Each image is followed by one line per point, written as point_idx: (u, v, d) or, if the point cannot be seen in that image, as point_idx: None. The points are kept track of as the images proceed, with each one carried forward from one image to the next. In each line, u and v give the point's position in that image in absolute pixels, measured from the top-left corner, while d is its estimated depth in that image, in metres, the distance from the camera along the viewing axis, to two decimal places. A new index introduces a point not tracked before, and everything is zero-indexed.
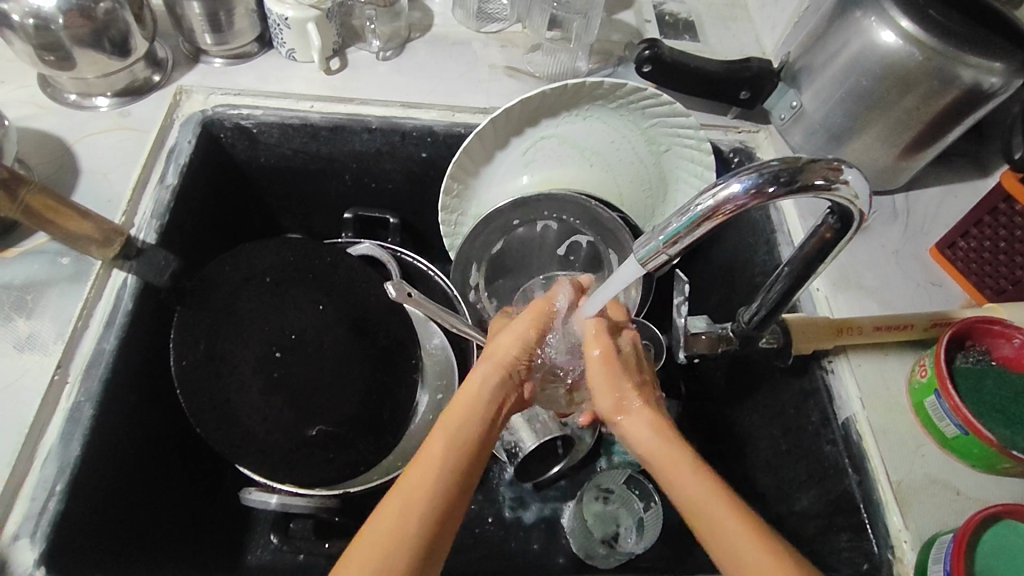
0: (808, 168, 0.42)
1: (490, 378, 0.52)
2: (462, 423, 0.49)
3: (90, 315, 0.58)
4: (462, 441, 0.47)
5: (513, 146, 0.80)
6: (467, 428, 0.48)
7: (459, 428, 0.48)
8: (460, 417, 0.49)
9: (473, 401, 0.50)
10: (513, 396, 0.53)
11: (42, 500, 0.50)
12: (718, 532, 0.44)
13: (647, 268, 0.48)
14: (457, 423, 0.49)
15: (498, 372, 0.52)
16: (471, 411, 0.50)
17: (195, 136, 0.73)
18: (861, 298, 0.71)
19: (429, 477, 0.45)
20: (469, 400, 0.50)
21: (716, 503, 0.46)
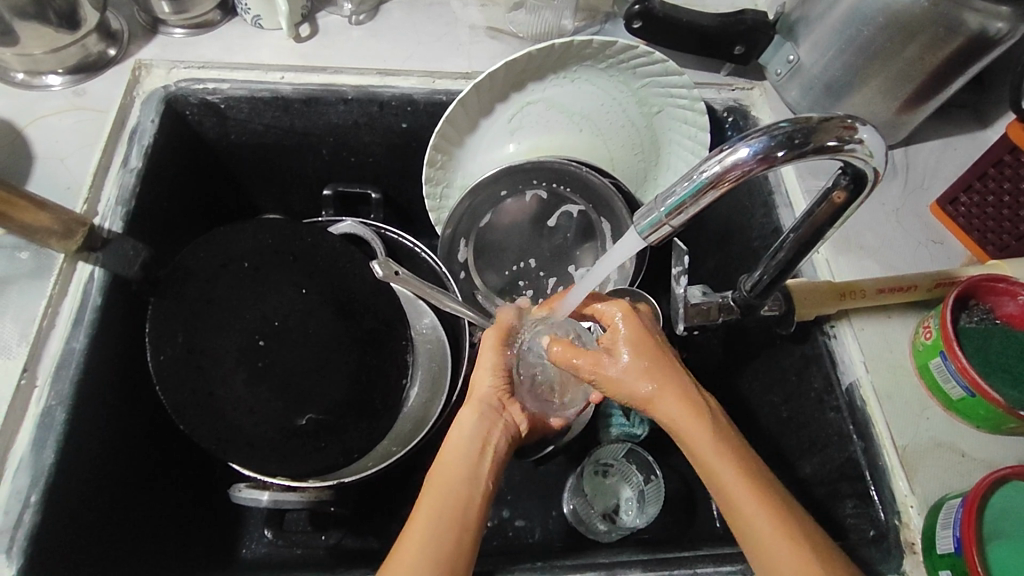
0: (821, 127, 0.39)
1: (471, 415, 0.55)
2: (457, 456, 0.51)
3: (56, 314, 0.55)
4: (459, 471, 0.50)
5: (498, 113, 0.76)
6: (464, 458, 0.51)
7: (457, 458, 0.51)
8: (456, 449, 0.52)
9: (463, 431, 0.54)
10: (501, 421, 0.55)
11: (16, 512, 0.48)
12: (747, 516, 0.47)
13: (649, 241, 0.46)
14: (454, 456, 0.52)
15: (476, 408, 0.55)
16: (462, 443, 0.53)
17: (159, 115, 0.68)
18: (863, 259, 0.69)
19: (441, 503, 0.48)
20: (459, 436, 0.53)
21: (716, 458, 0.50)
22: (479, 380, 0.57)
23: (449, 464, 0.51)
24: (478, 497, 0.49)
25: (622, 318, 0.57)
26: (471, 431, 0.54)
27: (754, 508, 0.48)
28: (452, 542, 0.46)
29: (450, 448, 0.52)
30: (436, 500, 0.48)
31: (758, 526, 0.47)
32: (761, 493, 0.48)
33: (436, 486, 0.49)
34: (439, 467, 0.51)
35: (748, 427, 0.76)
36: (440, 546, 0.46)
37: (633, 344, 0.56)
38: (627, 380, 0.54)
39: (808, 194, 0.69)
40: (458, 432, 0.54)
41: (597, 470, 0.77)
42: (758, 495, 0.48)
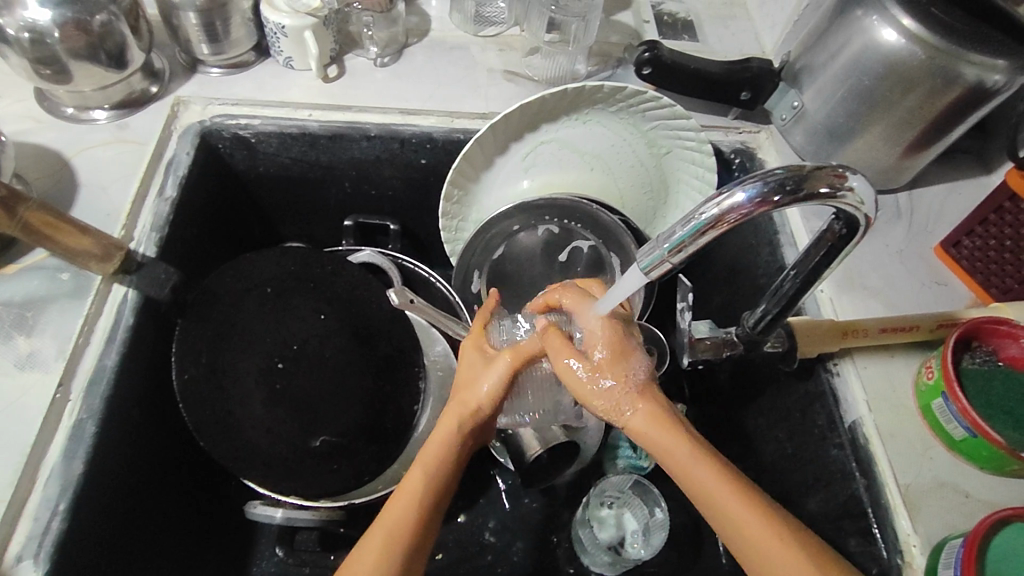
0: (813, 175, 0.42)
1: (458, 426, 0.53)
2: (424, 483, 0.51)
3: (91, 331, 0.58)
4: (422, 505, 0.50)
5: (513, 152, 0.79)
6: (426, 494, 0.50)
7: (421, 495, 0.50)
8: (426, 473, 0.51)
9: (444, 444, 0.53)
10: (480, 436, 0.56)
11: (45, 519, 0.50)
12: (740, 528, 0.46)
13: (651, 277, 0.48)
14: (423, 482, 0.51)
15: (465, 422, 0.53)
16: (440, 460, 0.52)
17: (194, 147, 0.73)
18: (866, 299, 0.70)
19: (388, 545, 0.48)
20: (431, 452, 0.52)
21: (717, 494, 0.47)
22: (475, 386, 0.54)
23: (410, 504, 0.50)
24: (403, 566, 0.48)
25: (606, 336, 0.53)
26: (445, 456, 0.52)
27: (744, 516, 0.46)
28: None
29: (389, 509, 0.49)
30: (390, 530, 0.48)
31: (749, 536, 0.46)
32: (768, 514, 0.46)
33: (395, 525, 0.49)
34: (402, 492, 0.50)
35: (753, 463, 0.77)
36: None
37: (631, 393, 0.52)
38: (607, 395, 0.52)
39: (811, 233, 0.71)
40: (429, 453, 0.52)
41: (600, 502, 0.76)
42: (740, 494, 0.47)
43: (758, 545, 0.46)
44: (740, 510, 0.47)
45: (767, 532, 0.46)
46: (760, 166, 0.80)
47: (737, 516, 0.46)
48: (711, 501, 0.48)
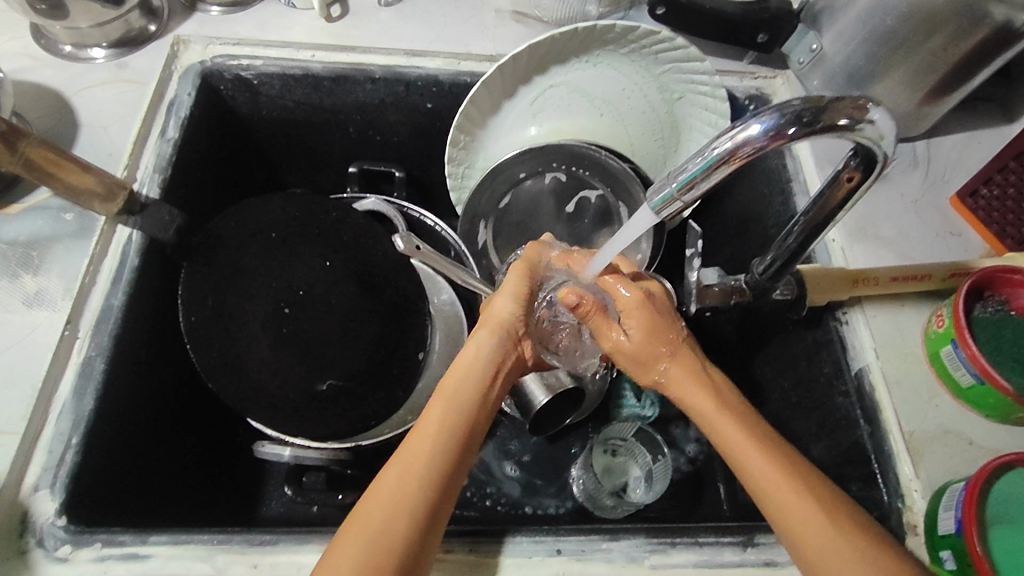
0: (832, 106, 0.40)
1: (488, 342, 0.54)
2: (424, 469, 0.47)
3: (97, 271, 0.58)
4: (416, 493, 0.46)
5: (521, 95, 0.77)
6: (422, 478, 0.47)
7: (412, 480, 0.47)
8: (426, 456, 0.48)
9: (469, 382, 0.52)
10: (513, 355, 0.55)
11: (59, 452, 0.51)
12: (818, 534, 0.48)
13: (663, 216, 0.47)
14: (420, 469, 0.47)
15: (497, 334, 0.55)
16: (443, 434, 0.49)
17: (195, 88, 0.71)
18: (878, 248, 0.69)
19: (398, 488, 0.46)
20: (433, 424, 0.49)
21: (786, 488, 0.49)
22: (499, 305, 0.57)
23: (403, 492, 0.46)
24: (418, 514, 0.46)
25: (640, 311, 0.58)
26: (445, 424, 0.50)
27: (815, 525, 0.48)
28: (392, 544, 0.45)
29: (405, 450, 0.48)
30: (403, 474, 0.47)
31: (827, 541, 0.47)
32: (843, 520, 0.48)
33: (403, 474, 0.47)
34: (393, 483, 0.47)
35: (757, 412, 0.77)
36: (387, 543, 0.45)
37: (655, 334, 0.57)
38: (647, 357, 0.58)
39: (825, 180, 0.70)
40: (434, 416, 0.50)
41: (604, 447, 0.78)
42: (792, 478, 0.50)
43: (836, 545, 0.47)
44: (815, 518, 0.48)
45: (848, 537, 0.47)
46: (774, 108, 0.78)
47: (814, 524, 0.48)
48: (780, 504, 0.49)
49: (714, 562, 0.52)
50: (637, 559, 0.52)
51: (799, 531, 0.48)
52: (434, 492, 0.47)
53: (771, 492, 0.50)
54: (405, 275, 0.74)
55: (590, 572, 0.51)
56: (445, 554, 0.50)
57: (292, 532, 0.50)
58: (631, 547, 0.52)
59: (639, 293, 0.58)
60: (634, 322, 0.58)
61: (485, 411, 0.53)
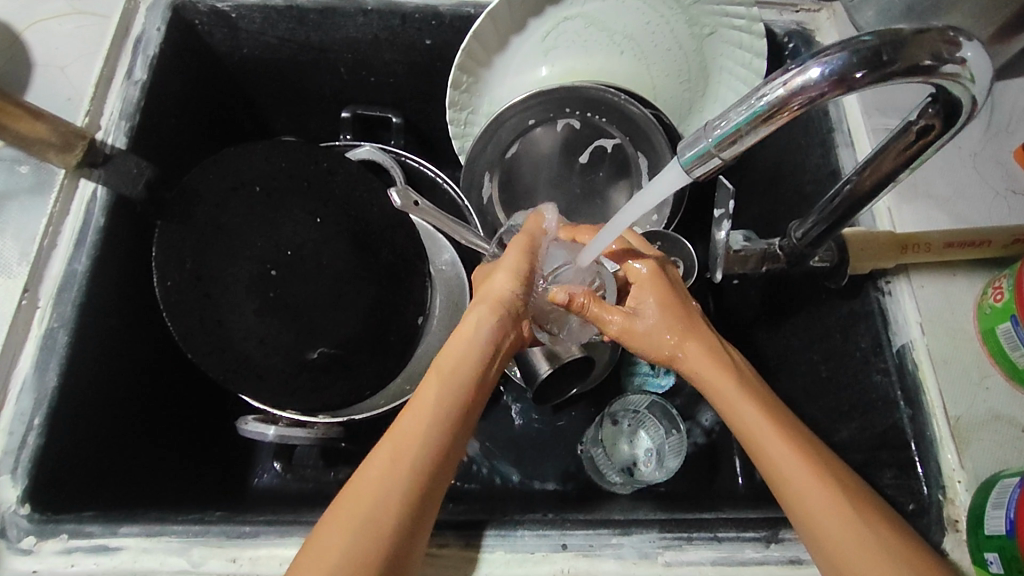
0: (914, 40, 0.32)
1: (487, 320, 0.50)
2: (416, 448, 0.44)
3: (57, 232, 0.53)
4: (408, 476, 0.43)
5: (532, 29, 0.69)
6: (415, 461, 0.44)
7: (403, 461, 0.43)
8: (420, 434, 0.44)
9: (466, 359, 0.48)
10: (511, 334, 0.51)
11: (20, 434, 0.47)
12: (833, 526, 0.43)
13: (695, 176, 0.40)
14: (411, 448, 0.44)
15: (496, 311, 0.50)
16: (438, 412, 0.46)
17: (165, 23, 0.63)
18: (929, 209, 0.60)
19: (390, 465, 0.43)
20: (426, 403, 0.46)
21: (801, 472, 0.45)
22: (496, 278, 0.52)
23: (395, 473, 0.43)
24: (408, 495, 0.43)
25: (649, 280, 0.54)
26: (441, 403, 0.46)
27: (830, 515, 0.44)
28: (380, 527, 0.42)
29: (399, 426, 0.45)
30: (396, 451, 0.44)
31: (840, 535, 0.43)
32: (863, 513, 0.44)
33: (396, 449, 0.44)
34: (384, 461, 0.43)
35: (782, 385, 0.71)
36: (374, 525, 0.42)
37: (667, 306, 0.53)
38: (659, 332, 0.52)
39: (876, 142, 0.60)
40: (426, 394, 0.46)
41: (613, 417, 0.73)
42: (810, 465, 0.45)
43: (853, 538, 0.43)
44: (829, 508, 0.44)
45: (868, 532, 0.43)
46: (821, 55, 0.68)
47: (830, 513, 0.44)
48: (790, 488, 0.45)
49: (731, 558, 0.48)
50: (649, 555, 0.48)
51: (815, 524, 0.44)
52: (427, 473, 0.44)
53: (784, 474, 0.45)
54: (406, 233, 0.68)
55: (598, 570, 0.47)
56: (439, 548, 0.48)
57: (274, 524, 0.47)
58: (642, 542, 0.49)
59: (651, 265, 0.54)
60: (642, 294, 0.54)
61: (484, 388, 0.49)
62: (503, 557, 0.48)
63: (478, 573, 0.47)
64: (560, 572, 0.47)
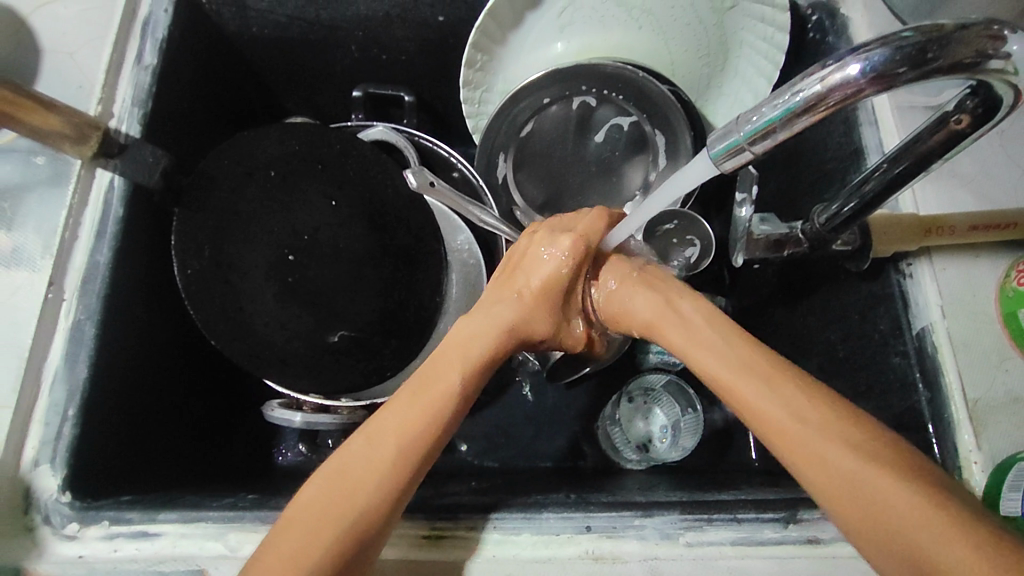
0: (957, 36, 0.31)
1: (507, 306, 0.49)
2: (412, 433, 0.42)
3: (78, 224, 0.53)
4: (416, 457, 0.42)
5: (547, 6, 0.68)
6: (419, 446, 0.42)
7: (412, 459, 0.42)
8: (418, 420, 0.42)
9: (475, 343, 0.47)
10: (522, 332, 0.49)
11: (56, 425, 0.48)
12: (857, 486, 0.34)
13: (724, 170, 0.40)
14: (409, 433, 0.42)
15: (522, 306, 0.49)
16: (442, 397, 0.44)
17: (172, 3, 0.62)
18: (953, 189, 0.59)
19: (384, 444, 0.41)
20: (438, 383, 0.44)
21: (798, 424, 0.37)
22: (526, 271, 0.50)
23: (384, 456, 0.41)
24: (391, 478, 0.41)
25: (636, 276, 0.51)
26: (463, 392, 0.44)
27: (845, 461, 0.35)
28: (356, 508, 0.39)
29: (399, 406, 0.43)
30: (395, 433, 0.42)
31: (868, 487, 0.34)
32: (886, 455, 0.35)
33: (394, 431, 0.42)
34: (377, 439, 0.41)
35: (797, 363, 0.72)
36: (354, 505, 0.39)
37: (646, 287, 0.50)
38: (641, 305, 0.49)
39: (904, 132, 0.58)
40: (446, 384, 0.44)
41: (628, 397, 0.73)
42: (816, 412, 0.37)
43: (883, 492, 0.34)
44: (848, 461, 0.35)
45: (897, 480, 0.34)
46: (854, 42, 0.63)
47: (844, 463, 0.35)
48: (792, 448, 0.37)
49: (752, 539, 0.48)
50: (671, 536, 0.49)
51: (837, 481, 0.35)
52: (417, 461, 0.42)
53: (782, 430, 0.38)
54: (422, 211, 0.68)
55: (622, 551, 0.48)
56: (468, 531, 0.49)
57: None
58: (665, 524, 0.49)
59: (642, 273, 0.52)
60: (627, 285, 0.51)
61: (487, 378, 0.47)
62: (530, 539, 0.49)
63: (506, 554, 0.48)
64: (585, 553, 0.48)
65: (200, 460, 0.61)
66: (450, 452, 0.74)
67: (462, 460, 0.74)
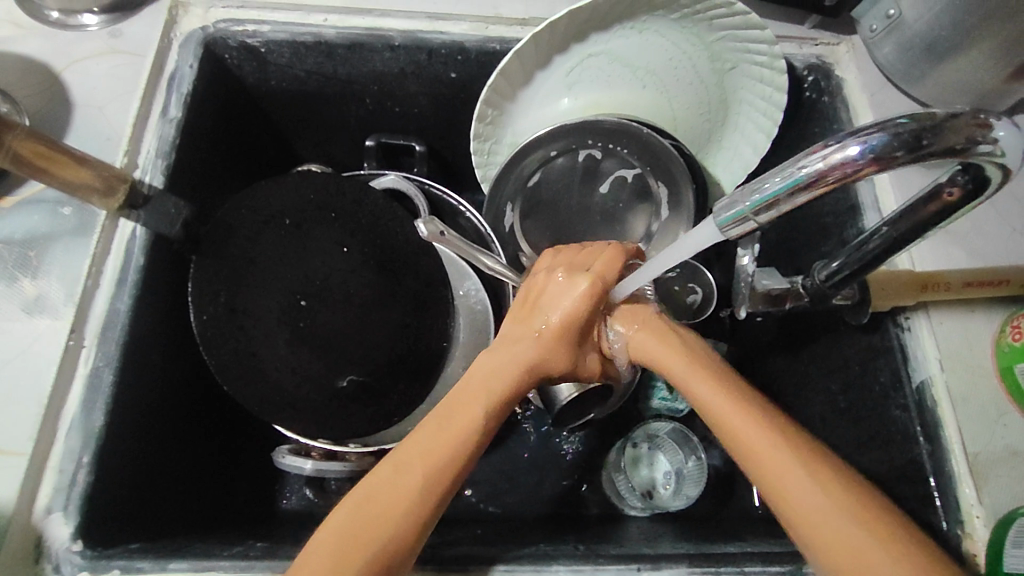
0: (948, 125, 0.33)
1: (530, 343, 0.50)
2: (438, 465, 0.42)
3: (100, 273, 0.54)
4: (441, 488, 0.42)
5: (556, 66, 0.70)
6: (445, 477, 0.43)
7: (435, 488, 0.42)
8: (445, 452, 0.43)
9: (498, 375, 0.48)
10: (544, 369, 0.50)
11: (70, 472, 0.48)
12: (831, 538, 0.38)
13: (729, 235, 0.42)
14: (436, 462, 0.42)
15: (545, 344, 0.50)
16: (466, 428, 0.44)
17: (197, 59, 0.65)
18: (948, 246, 0.61)
19: (412, 476, 0.42)
20: (463, 415, 0.45)
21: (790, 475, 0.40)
22: (547, 308, 0.51)
23: (411, 487, 0.41)
24: (418, 511, 0.41)
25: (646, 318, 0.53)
26: (484, 422, 0.45)
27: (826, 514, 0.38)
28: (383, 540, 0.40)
29: (427, 435, 0.43)
30: (422, 465, 0.42)
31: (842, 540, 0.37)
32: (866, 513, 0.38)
33: (422, 462, 0.42)
34: (405, 470, 0.42)
35: (799, 411, 0.73)
36: (381, 537, 0.40)
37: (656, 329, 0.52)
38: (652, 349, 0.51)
39: (902, 197, 0.60)
40: (470, 412, 0.45)
41: (633, 441, 0.75)
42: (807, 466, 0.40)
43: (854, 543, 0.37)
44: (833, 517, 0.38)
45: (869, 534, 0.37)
46: (853, 116, 0.69)
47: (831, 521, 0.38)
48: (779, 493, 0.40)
49: None
50: None
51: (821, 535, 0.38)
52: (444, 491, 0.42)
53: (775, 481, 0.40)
54: (434, 261, 0.69)
55: None
56: None
57: None
58: None
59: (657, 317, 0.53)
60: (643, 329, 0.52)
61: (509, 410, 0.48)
62: None
63: None
64: None
65: (208, 503, 0.61)
66: (454, 497, 0.73)
67: (465, 506, 0.74)
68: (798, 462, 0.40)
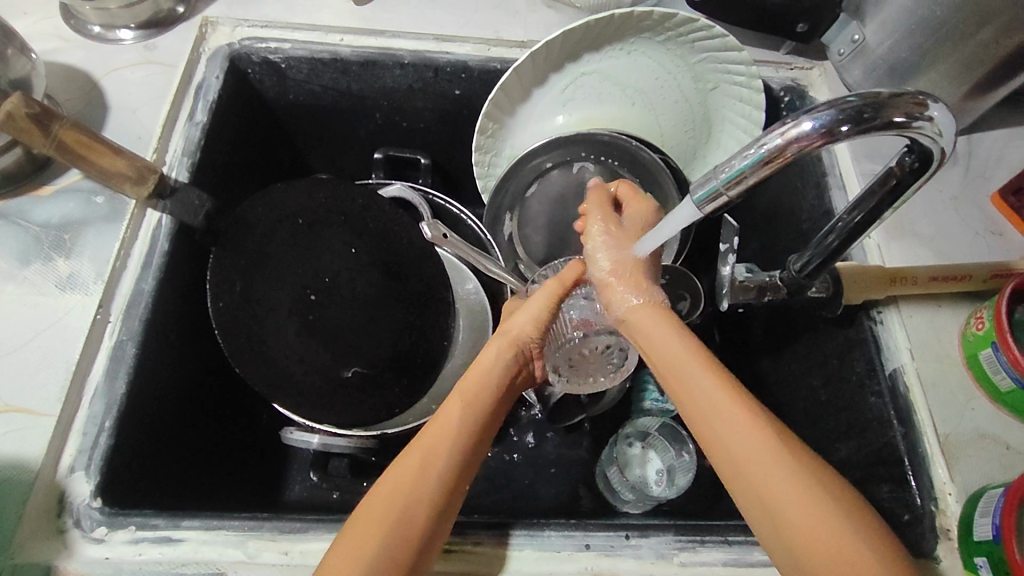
0: (891, 102, 0.39)
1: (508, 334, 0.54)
2: (442, 455, 0.47)
3: (127, 255, 0.58)
4: (450, 476, 0.47)
5: (552, 84, 0.76)
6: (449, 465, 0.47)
7: (433, 486, 0.46)
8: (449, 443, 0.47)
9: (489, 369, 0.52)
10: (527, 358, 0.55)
11: (93, 435, 0.51)
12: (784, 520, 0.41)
13: (704, 212, 0.46)
14: (440, 452, 0.47)
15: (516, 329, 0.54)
16: (467, 421, 0.49)
17: (223, 71, 0.70)
18: (916, 247, 0.66)
19: (420, 465, 0.46)
20: (457, 409, 0.49)
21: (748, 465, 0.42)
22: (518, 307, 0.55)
23: (424, 476, 0.46)
24: (429, 496, 0.46)
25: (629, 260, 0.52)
26: (481, 413, 0.50)
27: (780, 498, 0.41)
28: (405, 523, 0.44)
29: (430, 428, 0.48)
30: (426, 455, 0.47)
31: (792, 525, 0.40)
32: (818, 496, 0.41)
33: (429, 454, 0.47)
34: (413, 461, 0.46)
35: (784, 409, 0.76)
36: (398, 519, 0.44)
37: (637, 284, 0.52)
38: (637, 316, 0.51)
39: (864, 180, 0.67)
40: (452, 412, 0.49)
41: (626, 439, 0.77)
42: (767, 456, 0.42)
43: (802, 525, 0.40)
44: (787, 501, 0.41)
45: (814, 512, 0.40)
46: None
47: (783, 505, 0.41)
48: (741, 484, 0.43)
49: (741, 560, 0.52)
50: (665, 556, 0.52)
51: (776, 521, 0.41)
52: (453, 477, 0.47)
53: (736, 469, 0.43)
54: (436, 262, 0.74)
55: (619, 569, 0.51)
56: (474, 545, 0.51)
57: (323, 521, 0.52)
58: (658, 544, 0.52)
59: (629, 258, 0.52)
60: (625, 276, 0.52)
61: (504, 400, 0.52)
62: (533, 554, 0.52)
63: (510, 569, 0.51)
64: (584, 570, 0.51)
65: (215, 485, 0.63)
66: None
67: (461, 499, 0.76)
68: (755, 452, 0.42)
